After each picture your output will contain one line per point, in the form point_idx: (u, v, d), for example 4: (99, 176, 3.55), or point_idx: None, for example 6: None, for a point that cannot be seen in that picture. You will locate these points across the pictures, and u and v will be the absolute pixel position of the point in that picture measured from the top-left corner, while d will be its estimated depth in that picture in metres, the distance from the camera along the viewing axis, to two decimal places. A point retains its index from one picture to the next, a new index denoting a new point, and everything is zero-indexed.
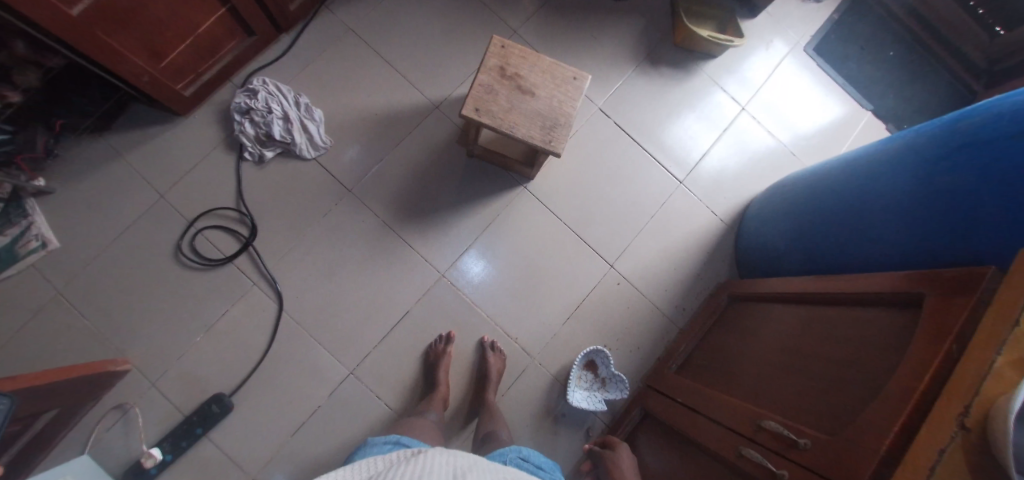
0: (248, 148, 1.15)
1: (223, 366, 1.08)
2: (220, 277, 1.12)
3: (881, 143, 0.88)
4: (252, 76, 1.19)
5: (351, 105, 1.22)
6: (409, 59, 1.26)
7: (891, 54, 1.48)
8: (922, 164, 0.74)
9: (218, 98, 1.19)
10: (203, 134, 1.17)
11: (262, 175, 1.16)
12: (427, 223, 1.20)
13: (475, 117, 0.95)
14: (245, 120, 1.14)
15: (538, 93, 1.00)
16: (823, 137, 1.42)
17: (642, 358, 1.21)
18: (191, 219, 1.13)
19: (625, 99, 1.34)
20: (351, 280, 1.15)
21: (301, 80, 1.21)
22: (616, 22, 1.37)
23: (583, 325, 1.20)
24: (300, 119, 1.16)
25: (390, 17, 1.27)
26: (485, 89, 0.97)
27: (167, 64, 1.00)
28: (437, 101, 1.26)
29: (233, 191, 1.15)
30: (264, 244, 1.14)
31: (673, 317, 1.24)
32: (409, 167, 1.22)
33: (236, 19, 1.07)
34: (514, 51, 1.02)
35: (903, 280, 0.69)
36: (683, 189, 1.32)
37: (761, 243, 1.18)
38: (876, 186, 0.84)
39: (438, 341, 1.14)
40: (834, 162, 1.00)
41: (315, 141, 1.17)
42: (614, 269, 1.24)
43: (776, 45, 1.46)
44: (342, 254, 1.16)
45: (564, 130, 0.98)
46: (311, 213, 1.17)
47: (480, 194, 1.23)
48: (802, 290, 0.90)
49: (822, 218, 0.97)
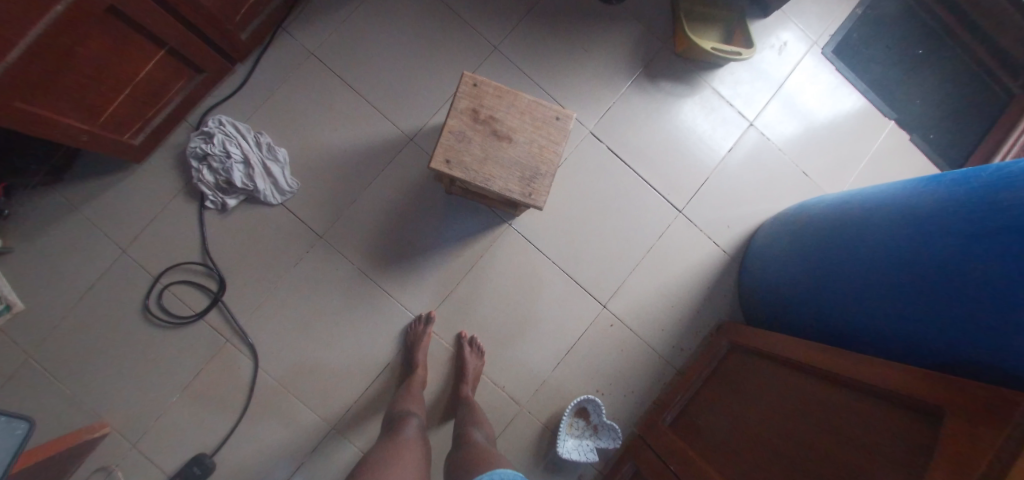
0: (209, 196, 1.06)
1: (202, 425, 1.05)
2: (192, 334, 1.07)
3: (902, 198, 0.77)
4: (208, 116, 1.09)
5: (317, 141, 1.12)
6: (379, 87, 1.15)
7: (919, 52, 1.31)
8: (953, 235, 0.64)
9: (174, 141, 1.10)
10: (161, 181, 1.09)
11: (227, 224, 1.09)
12: (406, 268, 1.12)
13: (446, 170, 0.85)
14: (203, 167, 1.05)
15: (515, 138, 0.89)
16: (839, 152, 1.28)
17: (637, 402, 1.15)
18: (157, 273, 1.07)
19: (619, 120, 1.21)
20: (327, 333, 1.09)
21: (261, 118, 1.11)
22: (609, 31, 1.23)
23: (575, 370, 1.14)
24: (262, 162, 1.07)
25: (354, 38, 1.15)
26: (456, 135, 0.87)
27: (107, 116, 0.90)
28: (411, 133, 1.15)
29: (199, 244, 1.08)
30: (234, 299, 1.08)
31: (668, 358, 1.18)
32: (382, 208, 1.13)
33: (179, 60, 0.96)
34: (488, 89, 0.90)
35: (918, 382, 0.62)
36: (682, 218, 1.22)
37: (764, 283, 1.09)
38: (892, 249, 0.75)
39: (416, 321, 1.10)
40: (849, 207, 0.89)
41: (280, 185, 1.08)
42: (607, 309, 1.17)
43: (790, 47, 1.29)
44: (317, 304, 1.09)
45: (546, 180, 0.88)
46: (280, 262, 1.09)
47: (462, 233, 1.14)
48: (804, 360, 0.83)
49: (831, 275, 0.87)
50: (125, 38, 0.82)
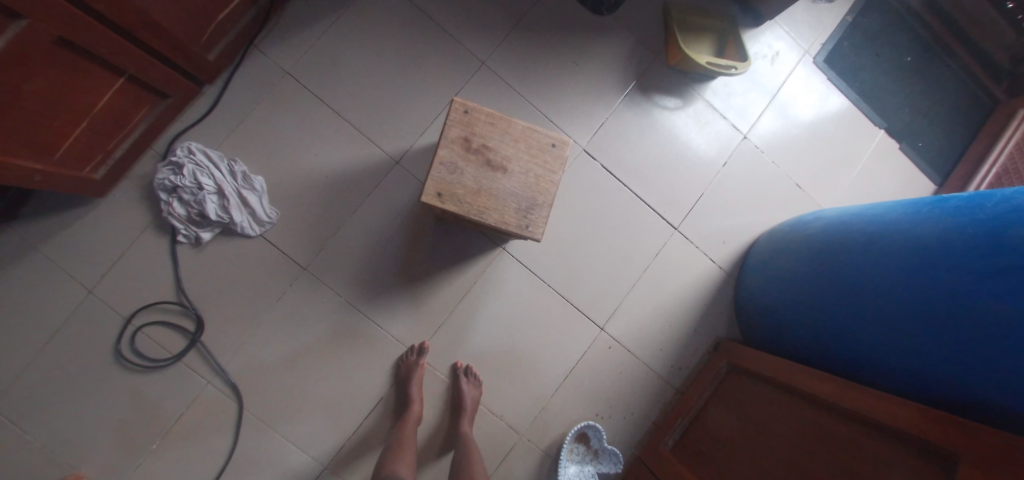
0: (181, 231, 1.00)
1: (185, 472, 0.99)
2: (170, 378, 1.00)
3: (902, 226, 0.76)
4: (176, 144, 1.01)
5: (297, 168, 1.06)
6: (361, 108, 1.08)
7: (908, 60, 1.31)
8: (955, 273, 0.63)
9: (140, 171, 1.02)
10: (129, 214, 1.01)
11: (202, 259, 1.02)
12: (396, 298, 1.07)
13: (438, 204, 0.81)
14: (173, 200, 0.98)
15: (510, 168, 0.85)
16: (831, 163, 1.28)
17: (637, 423, 1.14)
18: (128, 315, 1.00)
19: (612, 136, 1.18)
20: (315, 369, 1.04)
21: (235, 144, 1.04)
22: (601, 43, 1.19)
23: (574, 395, 1.12)
24: (237, 192, 1.00)
25: (332, 56, 1.08)
26: (447, 166, 0.82)
27: (64, 153, 0.83)
28: (396, 156, 1.09)
29: (173, 281, 1.01)
30: (214, 337, 1.02)
31: (667, 378, 1.16)
32: (369, 236, 1.07)
33: (141, 87, 0.89)
34: (479, 116, 0.86)
35: (928, 422, 0.61)
36: (678, 235, 1.20)
37: (762, 302, 1.08)
38: (891, 279, 0.74)
39: (409, 352, 1.06)
40: (847, 230, 0.88)
41: (258, 216, 1.01)
42: (604, 332, 1.14)
43: (783, 57, 1.28)
44: (302, 340, 1.04)
45: (543, 211, 0.84)
46: (261, 298, 1.03)
47: (454, 258, 1.10)
48: (807, 388, 0.83)
49: (830, 301, 0.86)
50: (79, 69, 0.74)
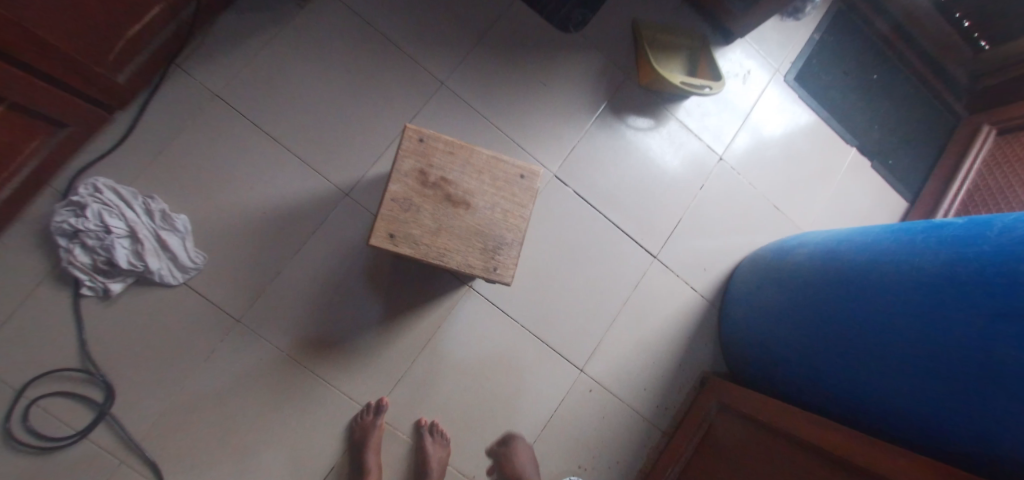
0: (85, 282, 0.84)
1: None
2: (69, 461, 0.82)
3: (892, 258, 0.70)
4: (79, 181, 0.86)
5: (231, 204, 0.92)
6: (306, 134, 0.97)
7: (873, 77, 1.31)
8: (952, 317, 0.56)
9: (34, 212, 0.85)
10: (19, 264, 0.84)
11: (113, 314, 0.86)
12: (350, 349, 0.94)
13: (390, 248, 0.69)
14: (74, 246, 0.82)
15: (473, 204, 0.75)
16: (807, 183, 1.25)
17: (624, 473, 1.04)
18: (17, 386, 0.82)
19: (584, 160, 1.10)
20: (254, 438, 0.89)
21: (154, 179, 0.90)
22: (569, 62, 1.12)
23: (554, 447, 1.01)
24: (155, 234, 0.86)
25: (271, 76, 0.96)
26: (401, 203, 0.72)
27: None
28: (346, 187, 0.97)
29: (76, 342, 0.85)
30: (128, 408, 0.85)
31: (653, 419, 1.08)
32: (317, 279, 0.95)
33: (34, 116, 0.72)
34: (436, 145, 0.76)
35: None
36: (658, 263, 1.13)
37: (748, 334, 1.01)
38: (882, 317, 0.67)
39: (365, 411, 0.93)
40: (834, 260, 0.82)
41: (180, 261, 0.87)
42: (584, 374, 1.05)
43: (755, 76, 1.25)
44: (238, 404, 0.89)
45: (512, 251, 0.75)
46: (188, 357, 0.88)
47: (415, 300, 0.98)
48: (805, 436, 0.76)
49: (818, 339, 0.79)
50: None
